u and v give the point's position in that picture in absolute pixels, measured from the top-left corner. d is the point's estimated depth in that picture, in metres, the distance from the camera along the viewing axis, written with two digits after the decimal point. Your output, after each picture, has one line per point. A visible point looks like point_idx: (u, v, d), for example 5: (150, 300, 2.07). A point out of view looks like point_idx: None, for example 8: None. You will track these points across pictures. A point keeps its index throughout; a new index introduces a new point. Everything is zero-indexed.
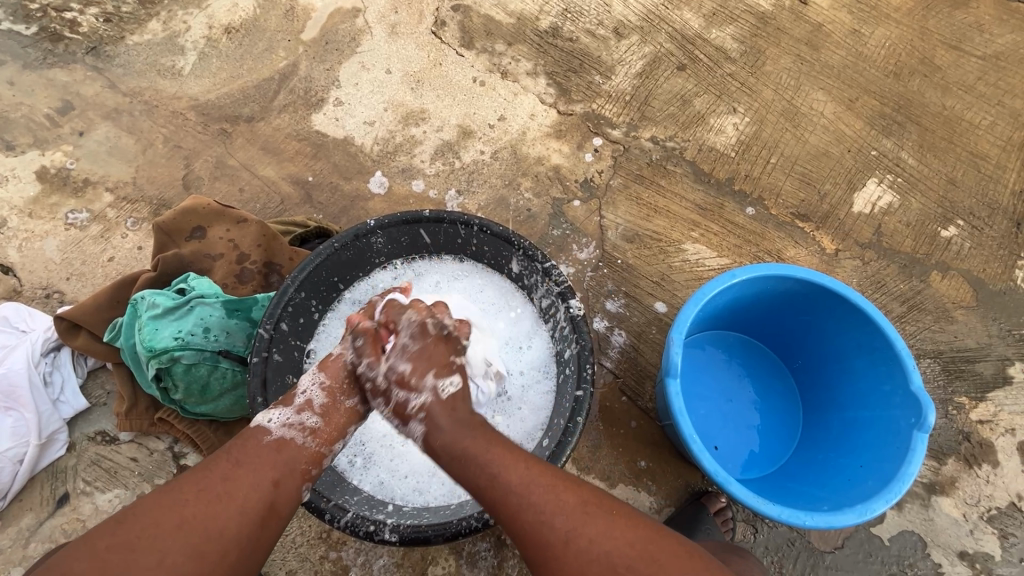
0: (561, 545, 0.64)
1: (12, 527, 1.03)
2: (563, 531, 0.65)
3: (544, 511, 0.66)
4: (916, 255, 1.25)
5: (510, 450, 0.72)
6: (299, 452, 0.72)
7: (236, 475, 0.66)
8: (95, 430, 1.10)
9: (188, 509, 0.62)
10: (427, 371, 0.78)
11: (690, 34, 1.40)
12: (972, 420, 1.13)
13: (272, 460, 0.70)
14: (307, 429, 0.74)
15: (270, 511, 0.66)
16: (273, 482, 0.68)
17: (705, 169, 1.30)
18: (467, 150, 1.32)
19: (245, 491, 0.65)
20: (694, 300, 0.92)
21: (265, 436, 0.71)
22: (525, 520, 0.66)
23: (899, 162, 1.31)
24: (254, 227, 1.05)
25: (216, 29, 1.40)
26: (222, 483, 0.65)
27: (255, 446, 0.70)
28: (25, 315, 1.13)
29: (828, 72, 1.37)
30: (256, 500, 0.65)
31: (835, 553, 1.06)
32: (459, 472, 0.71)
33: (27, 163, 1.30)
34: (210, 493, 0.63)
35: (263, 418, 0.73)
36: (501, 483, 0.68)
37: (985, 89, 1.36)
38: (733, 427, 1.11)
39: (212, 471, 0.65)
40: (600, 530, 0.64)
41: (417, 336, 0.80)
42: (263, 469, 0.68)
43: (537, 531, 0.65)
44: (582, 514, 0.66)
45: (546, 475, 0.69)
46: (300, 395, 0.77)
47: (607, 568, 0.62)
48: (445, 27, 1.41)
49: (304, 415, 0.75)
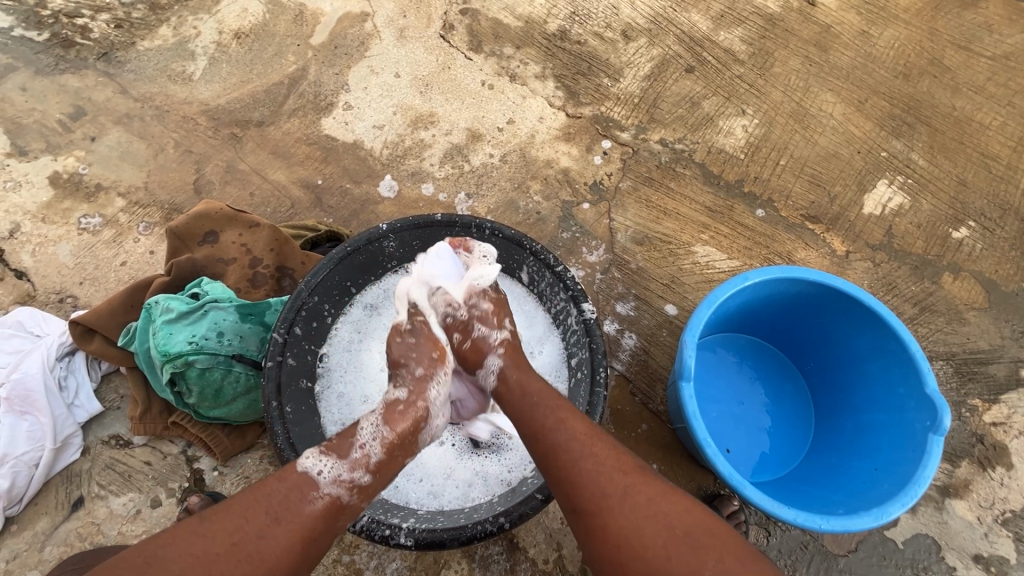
0: (619, 497, 0.65)
1: (27, 530, 1.04)
2: (621, 484, 0.66)
3: (603, 462, 0.68)
4: (927, 256, 1.24)
5: (574, 407, 0.76)
6: (335, 512, 0.69)
7: (272, 532, 0.63)
8: (109, 434, 1.10)
9: (218, 565, 0.59)
10: (506, 314, 0.89)
11: (699, 36, 1.40)
12: (985, 422, 1.13)
13: (307, 519, 0.66)
14: (355, 488, 0.71)
15: (297, 572, 0.63)
16: (305, 544, 0.65)
17: (715, 172, 1.30)
18: (477, 153, 1.32)
19: (278, 554, 0.62)
20: (706, 303, 0.92)
21: (311, 491, 0.68)
22: (585, 468, 0.68)
23: (909, 163, 1.30)
24: (266, 232, 1.05)
25: (225, 34, 1.41)
26: (256, 542, 0.61)
27: (295, 501, 0.67)
28: (40, 320, 1.13)
29: (838, 73, 1.37)
30: (288, 562, 0.62)
31: (849, 556, 1.06)
32: (525, 415, 0.76)
33: (40, 168, 1.31)
34: (243, 551, 0.60)
35: (313, 466, 0.70)
36: (566, 426, 0.72)
37: (995, 89, 1.35)
38: (744, 429, 1.11)
39: (249, 523, 0.62)
40: (657, 492, 0.66)
41: (495, 287, 0.91)
42: (299, 531, 0.65)
43: (596, 482, 0.66)
44: (640, 475, 0.67)
45: (607, 436, 0.72)
46: (358, 448, 0.74)
47: (664, 527, 0.63)
48: (454, 30, 1.41)
49: (356, 472, 0.72)
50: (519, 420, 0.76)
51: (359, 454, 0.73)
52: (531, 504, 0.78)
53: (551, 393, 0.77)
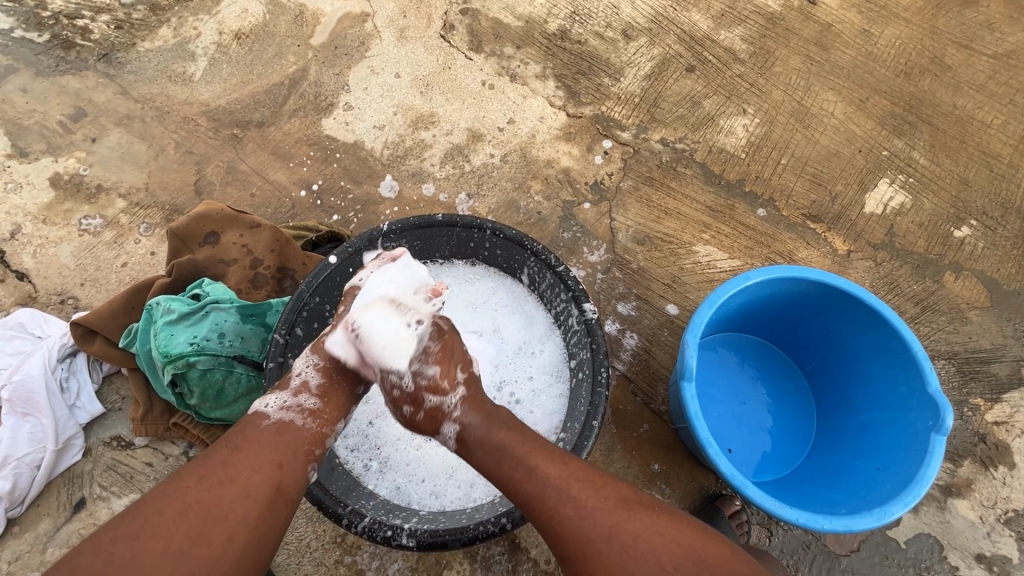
0: (606, 540, 0.65)
1: (30, 532, 1.04)
2: (606, 526, 0.65)
3: (585, 504, 0.67)
4: (929, 255, 1.24)
5: (543, 446, 0.72)
6: (298, 435, 0.72)
7: (236, 460, 0.66)
8: (111, 435, 1.10)
9: (189, 495, 0.61)
10: (455, 365, 0.76)
11: (699, 36, 1.40)
12: (987, 421, 1.12)
13: (271, 444, 0.69)
14: (306, 411, 0.74)
15: (273, 494, 0.66)
16: (273, 465, 0.68)
17: (716, 171, 1.30)
18: (477, 153, 1.32)
19: (246, 475, 0.65)
20: (708, 303, 0.92)
21: (263, 421, 0.72)
22: (568, 516, 0.66)
23: (911, 162, 1.30)
24: (267, 232, 1.05)
25: (225, 35, 1.41)
26: (222, 470, 0.64)
27: (254, 433, 0.70)
28: (41, 321, 1.13)
29: (838, 72, 1.36)
30: (259, 483, 0.65)
31: (851, 556, 1.05)
32: (494, 470, 0.71)
33: (40, 170, 1.31)
34: (212, 479, 0.63)
35: (261, 403, 0.74)
36: (539, 474, 0.69)
37: (997, 88, 1.35)
38: (746, 429, 1.11)
39: (212, 459, 0.65)
40: (643, 526, 0.66)
41: (436, 336, 0.77)
42: (263, 453, 0.68)
43: (580, 529, 0.66)
44: (624, 510, 0.67)
45: (585, 471, 0.70)
46: (296, 377, 0.77)
47: (654, 565, 0.63)
48: (454, 30, 1.41)
49: (302, 397, 0.75)
50: (488, 472, 0.71)
51: (300, 380, 0.77)
52: None
53: (517, 440, 0.72)
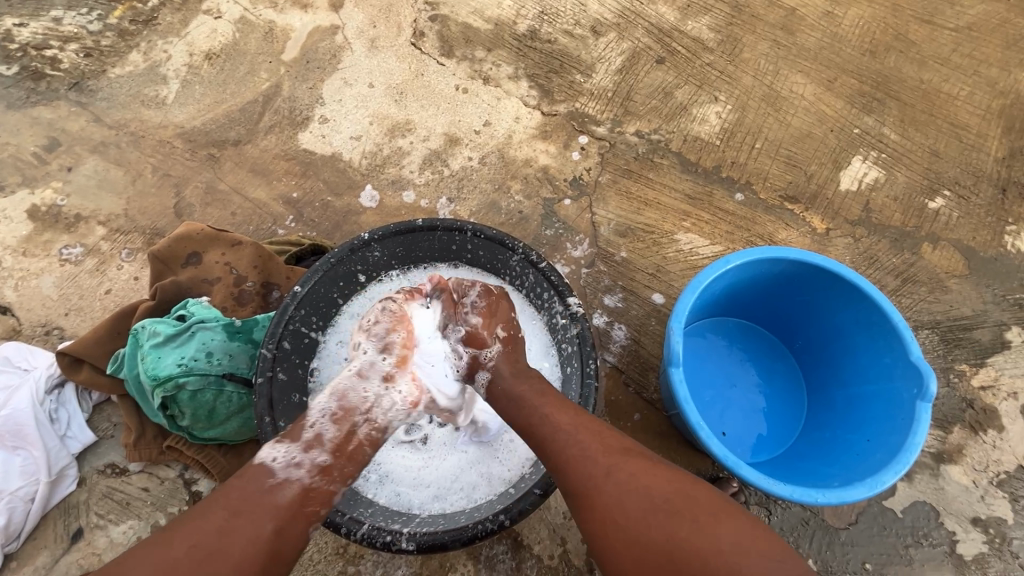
0: (603, 475, 0.67)
1: (28, 566, 1.04)
2: (605, 465, 0.68)
3: (587, 446, 0.70)
4: (906, 228, 1.26)
5: (559, 399, 0.78)
6: (302, 495, 0.71)
7: (231, 526, 0.64)
8: (104, 463, 1.10)
9: (176, 571, 0.59)
10: (495, 324, 0.89)
11: (667, 27, 1.41)
12: (974, 387, 1.14)
13: (272, 506, 0.68)
14: (315, 468, 0.73)
15: (268, 564, 0.64)
16: (272, 532, 0.66)
17: (692, 159, 1.31)
18: (455, 157, 1.33)
19: (242, 545, 0.63)
20: (691, 288, 0.93)
21: (268, 478, 0.70)
22: (574, 455, 0.70)
23: (882, 138, 1.32)
24: (250, 249, 1.05)
25: (196, 56, 1.41)
26: (215, 538, 0.62)
27: (255, 491, 0.68)
28: (26, 353, 1.13)
29: (805, 54, 1.38)
30: (256, 553, 0.63)
31: (850, 529, 1.06)
32: (517, 416, 0.78)
33: (17, 203, 1.30)
34: (203, 550, 0.61)
35: (269, 455, 0.72)
36: (550, 421, 0.74)
37: (961, 60, 1.37)
38: (740, 413, 1.12)
39: (206, 523, 0.63)
40: (640, 467, 0.68)
41: (484, 296, 0.90)
42: (260, 518, 0.66)
43: (583, 466, 0.68)
44: (622, 454, 0.69)
45: (592, 422, 0.74)
46: (310, 429, 0.77)
47: (644, 498, 0.64)
48: (424, 37, 1.42)
49: (313, 452, 0.74)
50: None
51: (310, 434, 0.76)
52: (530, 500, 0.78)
53: (534, 394, 0.79)
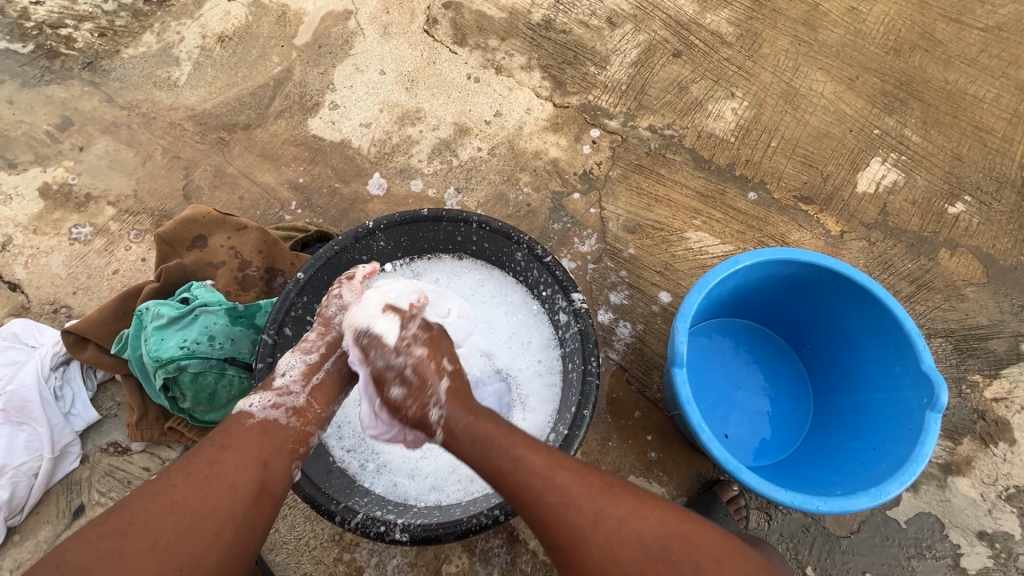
0: (593, 526, 0.64)
1: (30, 540, 1.05)
2: (591, 512, 0.64)
3: (569, 492, 0.66)
4: (923, 233, 1.23)
5: (525, 436, 0.71)
6: (282, 433, 0.72)
7: (224, 457, 0.65)
8: (107, 442, 1.11)
9: (177, 493, 0.61)
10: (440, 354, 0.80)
11: (685, 20, 1.38)
12: (986, 398, 1.11)
13: (259, 440, 0.69)
14: (290, 409, 0.74)
15: (260, 491, 0.65)
16: (260, 463, 0.67)
17: (705, 156, 1.29)
18: (465, 147, 1.31)
19: (234, 473, 0.64)
20: (697, 288, 0.91)
21: (249, 420, 0.71)
22: (555, 504, 0.65)
23: (903, 140, 1.29)
24: (254, 234, 1.05)
25: (209, 38, 1.40)
26: (209, 468, 0.64)
27: (240, 431, 0.69)
28: (34, 331, 1.14)
29: (827, 51, 1.35)
30: (248, 480, 0.65)
31: (851, 537, 1.05)
32: (482, 461, 0.70)
33: (29, 181, 1.31)
34: (200, 476, 0.63)
35: (244, 403, 0.73)
36: (524, 465, 0.67)
37: (989, 61, 1.33)
38: (744, 416, 1.10)
39: (199, 455, 0.65)
40: (627, 510, 0.65)
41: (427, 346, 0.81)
42: (248, 451, 0.67)
43: (567, 515, 0.65)
44: (607, 496, 0.66)
45: (567, 460, 0.69)
46: (280, 378, 0.77)
47: (639, 549, 0.63)
48: (438, 25, 1.40)
49: (286, 397, 0.75)
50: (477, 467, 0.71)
51: (284, 380, 0.76)
52: None
53: (501, 431, 0.71)
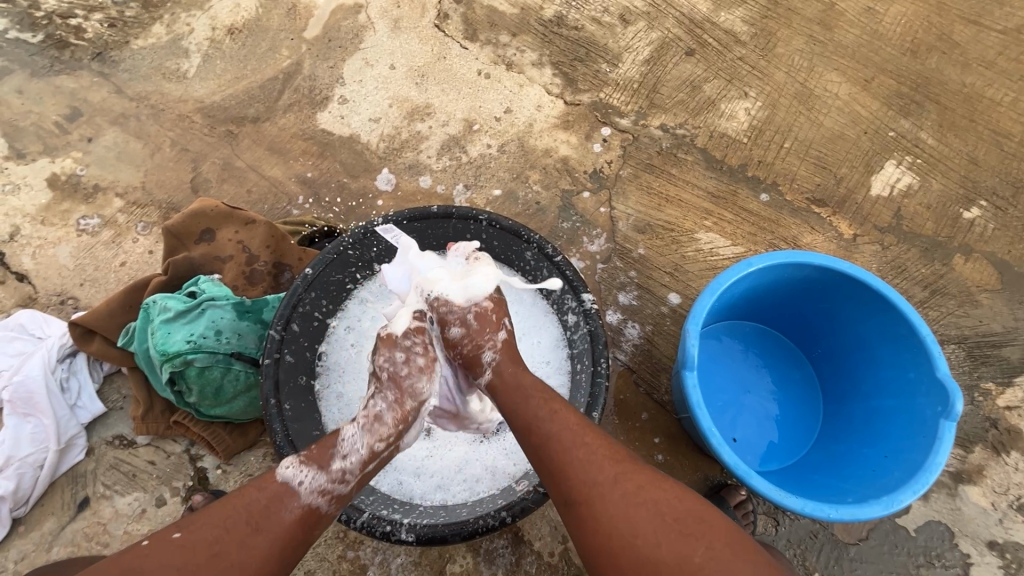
0: (611, 484, 0.65)
1: (35, 531, 1.05)
2: (612, 472, 0.66)
3: (596, 451, 0.68)
4: (938, 238, 1.21)
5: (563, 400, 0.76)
6: (315, 519, 0.69)
7: (253, 542, 0.63)
8: (113, 434, 1.11)
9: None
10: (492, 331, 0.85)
11: (698, 18, 1.36)
12: (999, 406, 1.10)
13: (289, 525, 0.67)
14: (334, 497, 0.71)
15: None
16: (286, 552, 0.65)
17: (717, 157, 1.27)
18: (474, 144, 1.30)
19: (259, 563, 0.62)
20: (709, 290, 0.90)
21: (290, 500, 0.68)
22: (577, 458, 0.68)
23: (918, 143, 1.27)
24: (262, 228, 1.04)
25: (219, 30, 1.40)
26: (234, 552, 0.62)
27: (277, 509, 0.67)
28: (41, 322, 1.14)
29: (842, 52, 1.33)
30: (271, 572, 0.63)
31: (860, 545, 1.04)
32: (516, 415, 0.75)
33: (37, 171, 1.31)
34: (223, 559, 0.61)
35: (292, 476, 0.70)
36: (558, 417, 0.72)
37: (1007, 64, 1.31)
38: (753, 420, 1.09)
39: (228, 532, 0.63)
40: (647, 480, 0.66)
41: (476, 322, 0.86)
42: (277, 538, 0.65)
43: (587, 472, 0.67)
44: (630, 464, 0.68)
45: (598, 429, 0.72)
46: (338, 459, 0.73)
47: (654, 514, 0.63)
48: (448, 19, 1.39)
49: (337, 483, 0.72)
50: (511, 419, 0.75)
51: (342, 464, 0.73)
52: (533, 497, 0.77)
53: (542, 391, 0.77)
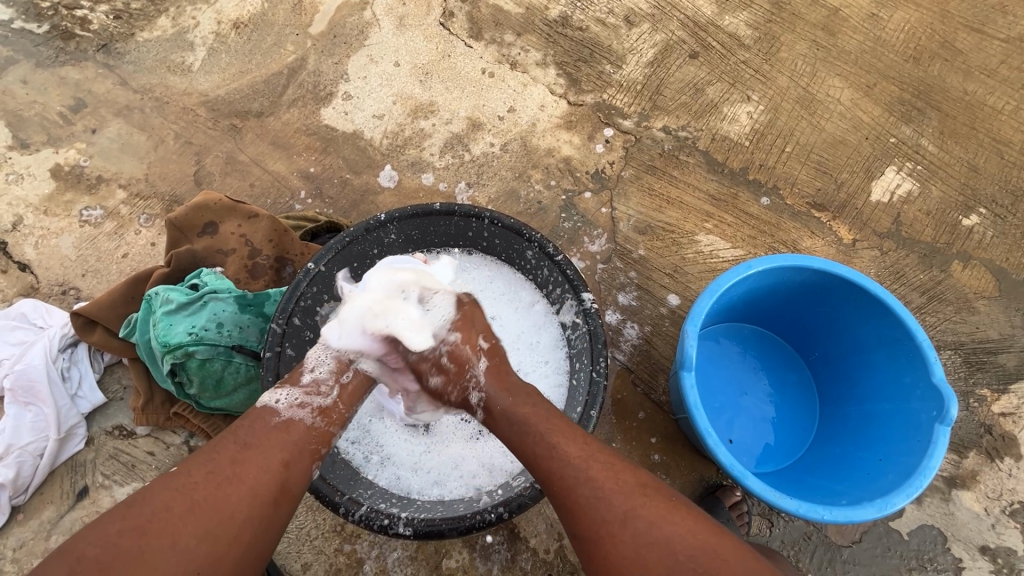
0: (620, 523, 0.63)
1: (34, 519, 1.05)
2: (621, 509, 0.64)
3: (602, 485, 0.66)
4: (937, 244, 1.22)
5: (565, 424, 0.73)
6: (306, 433, 0.71)
7: (245, 457, 0.65)
8: (112, 425, 1.11)
9: (197, 492, 0.60)
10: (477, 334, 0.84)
11: (703, 21, 1.37)
12: (994, 413, 1.11)
13: (281, 440, 0.69)
14: (316, 410, 0.74)
15: (279, 494, 0.65)
16: (281, 463, 0.67)
17: (719, 159, 1.28)
18: (478, 142, 1.31)
19: (254, 474, 0.64)
20: (708, 292, 0.91)
21: (273, 417, 0.71)
22: (584, 495, 0.66)
23: (919, 150, 1.28)
24: (265, 222, 1.05)
25: (224, 24, 1.40)
26: (229, 467, 0.63)
27: (263, 429, 0.69)
28: (42, 312, 1.14)
29: (845, 57, 1.34)
30: (269, 481, 0.64)
31: (853, 547, 1.05)
32: (518, 442, 0.73)
33: (41, 161, 1.31)
34: (219, 476, 0.62)
35: (270, 399, 0.73)
36: (560, 450, 0.69)
37: (1009, 73, 1.32)
38: (749, 421, 1.10)
39: (219, 454, 0.64)
40: (658, 514, 0.64)
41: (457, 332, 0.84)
42: (270, 450, 0.67)
43: (595, 509, 0.65)
44: (641, 496, 0.65)
45: (604, 455, 0.69)
46: (308, 374, 0.77)
47: (665, 553, 0.61)
48: (454, 18, 1.39)
49: (313, 397, 0.75)
50: (514, 448, 0.74)
51: (311, 377, 0.77)
52: (531, 494, 0.78)
53: (541, 416, 0.73)
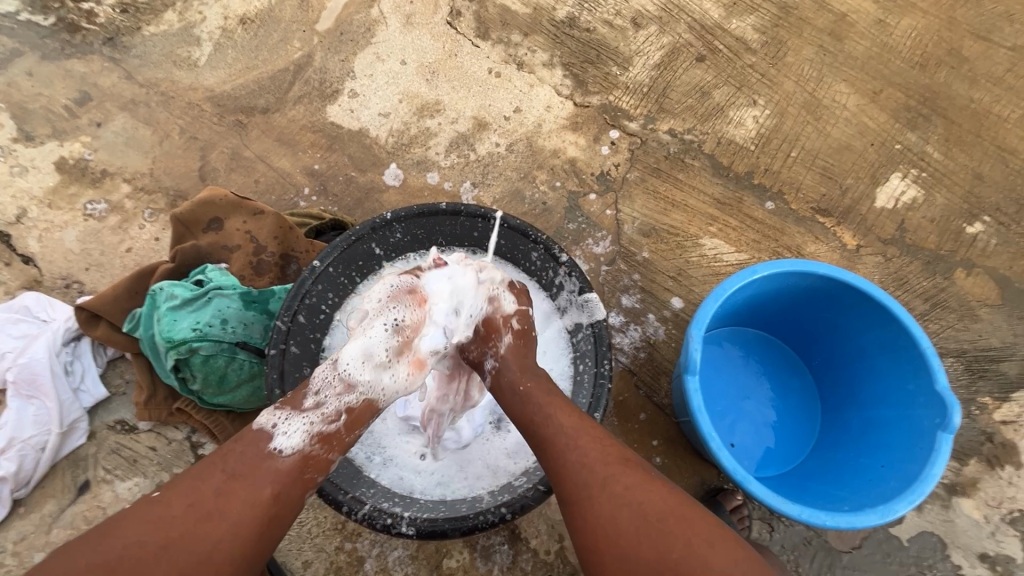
0: (599, 487, 0.67)
1: (35, 513, 1.05)
2: (601, 475, 0.67)
3: (587, 453, 0.69)
4: (940, 251, 1.22)
5: (562, 400, 0.76)
6: (300, 461, 0.70)
7: (230, 489, 0.65)
8: (115, 419, 1.11)
9: (175, 527, 0.60)
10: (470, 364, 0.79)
11: (710, 24, 1.37)
12: (995, 420, 1.11)
13: (270, 471, 0.68)
14: (316, 437, 0.72)
15: (262, 528, 0.64)
16: (269, 496, 0.66)
17: (724, 163, 1.28)
18: (483, 142, 1.31)
19: (237, 508, 0.63)
20: (713, 296, 0.91)
21: (268, 443, 0.70)
22: (569, 461, 0.69)
23: (925, 157, 1.28)
24: (271, 219, 1.05)
25: (231, 19, 1.40)
26: (213, 499, 0.63)
27: (254, 456, 0.68)
28: (46, 305, 1.14)
29: (852, 63, 1.34)
30: (252, 517, 0.64)
31: (852, 553, 1.05)
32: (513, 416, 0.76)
33: (46, 154, 1.31)
34: (200, 510, 0.62)
35: (270, 422, 0.71)
36: (551, 421, 0.73)
37: (1015, 81, 1.32)
38: (751, 426, 1.10)
39: (205, 483, 0.64)
40: (635, 482, 0.67)
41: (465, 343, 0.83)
42: (259, 481, 0.67)
43: (577, 473, 0.68)
44: (621, 465, 0.69)
45: (593, 427, 0.73)
46: (311, 397, 0.75)
47: (637, 514, 0.64)
48: (461, 17, 1.39)
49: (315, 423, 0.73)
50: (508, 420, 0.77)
51: (313, 402, 0.74)
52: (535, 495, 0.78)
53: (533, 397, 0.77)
